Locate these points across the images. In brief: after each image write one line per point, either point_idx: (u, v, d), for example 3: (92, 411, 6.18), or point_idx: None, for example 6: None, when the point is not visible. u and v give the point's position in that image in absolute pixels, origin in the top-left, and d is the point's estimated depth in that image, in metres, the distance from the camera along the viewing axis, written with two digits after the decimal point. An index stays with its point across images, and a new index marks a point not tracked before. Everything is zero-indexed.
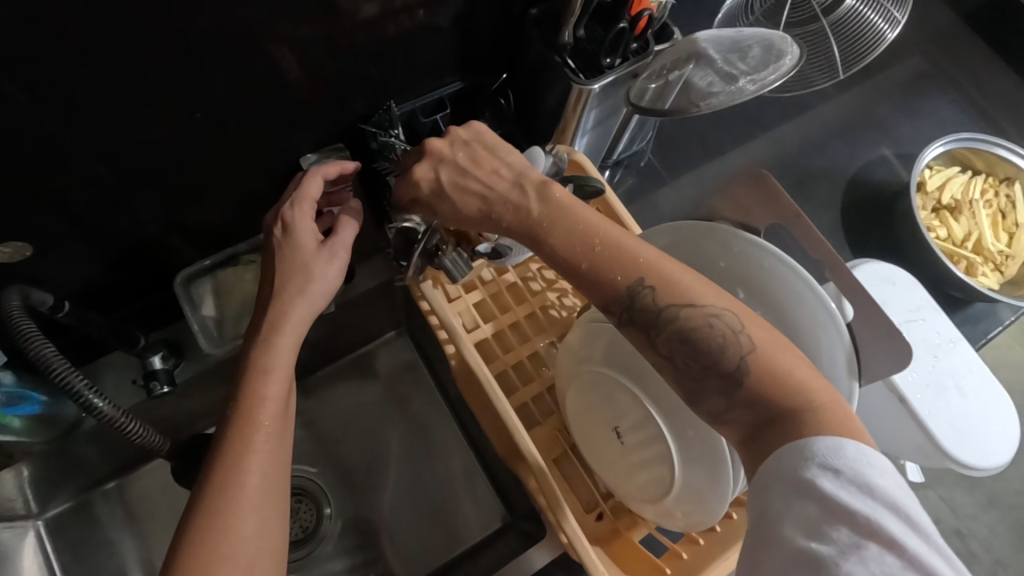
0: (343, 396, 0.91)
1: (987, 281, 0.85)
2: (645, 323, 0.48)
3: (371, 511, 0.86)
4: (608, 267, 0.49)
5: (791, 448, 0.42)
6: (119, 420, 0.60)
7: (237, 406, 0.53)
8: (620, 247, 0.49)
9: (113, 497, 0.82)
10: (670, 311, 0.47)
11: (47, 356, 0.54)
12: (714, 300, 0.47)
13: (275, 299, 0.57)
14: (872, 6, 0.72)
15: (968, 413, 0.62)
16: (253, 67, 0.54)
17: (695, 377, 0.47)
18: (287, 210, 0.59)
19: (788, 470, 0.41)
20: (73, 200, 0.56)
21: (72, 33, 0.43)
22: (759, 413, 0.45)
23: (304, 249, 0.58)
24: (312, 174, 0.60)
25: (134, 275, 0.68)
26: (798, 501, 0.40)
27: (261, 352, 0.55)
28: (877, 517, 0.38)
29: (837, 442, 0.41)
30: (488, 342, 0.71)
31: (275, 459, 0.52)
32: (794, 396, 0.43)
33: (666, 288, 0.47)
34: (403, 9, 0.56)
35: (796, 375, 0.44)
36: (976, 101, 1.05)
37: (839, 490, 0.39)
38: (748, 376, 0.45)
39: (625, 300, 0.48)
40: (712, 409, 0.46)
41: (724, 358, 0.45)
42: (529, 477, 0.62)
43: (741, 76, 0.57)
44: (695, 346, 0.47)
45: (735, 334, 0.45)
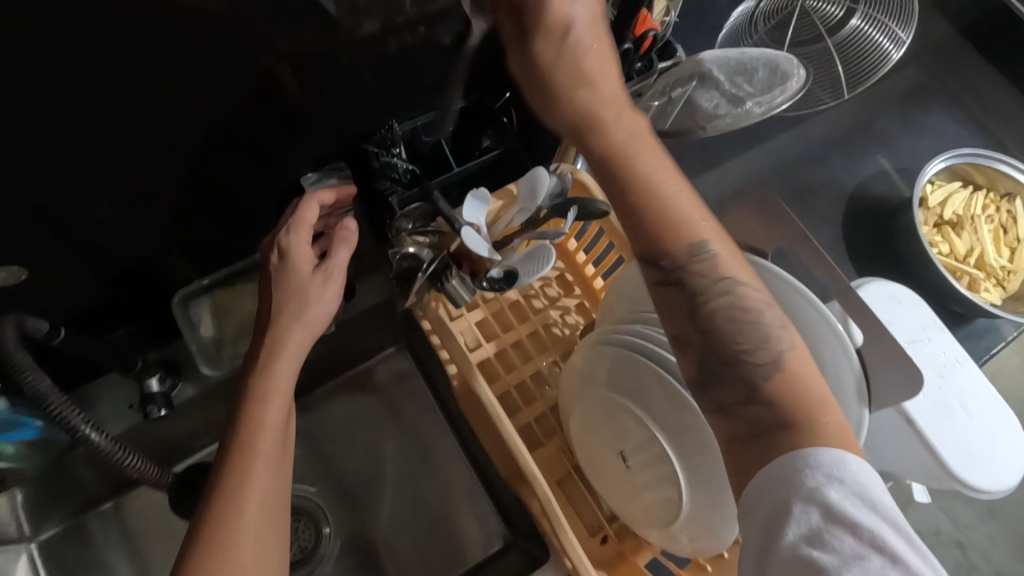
0: (341, 413, 0.90)
1: (989, 297, 0.85)
2: (694, 288, 0.47)
3: (370, 530, 0.84)
4: (669, 224, 0.47)
5: (792, 456, 0.42)
6: (113, 452, 0.61)
7: (236, 432, 0.52)
8: (688, 216, 0.48)
9: (107, 519, 0.80)
10: (722, 286, 0.47)
11: (45, 392, 0.56)
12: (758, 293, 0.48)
13: (276, 324, 0.56)
14: (876, 24, 0.73)
15: (976, 432, 0.61)
16: (252, 85, 0.53)
17: (724, 360, 0.47)
18: (284, 236, 0.58)
19: (795, 479, 0.41)
20: (69, 220, 0.55)
21: (68, 53, 0.43)
22: (773, 416, 0.44)
23: (300, 275, 0.57)
24: (308, 200, 0.59)
25: (129, 294, 0.67)
26: (803, 510, 0.40)
27: (260, 377, 0.54)
28: (876, 527, 0.40)
29: (842, 455, 0.41)
30: (490, 362, 0.70)
31: (275, 487, 0.51)
32: (810, 405, 0.44)
33: (726, 262, 0.47)
34: (406, 27, 0.55)
35: (817, 384, 0.45)
36: (975, 114, 1.05)
37: (844, 501, 0.40)
38: (779, 371, 0.45)
39: (683, 259, 0.47)
40: (724, 399, 0.46)
41: (759, 350, 0.46)
42: (534, 501, 0.61)
43: (746, 99, 0.58)
44: (733, 328, 0.47)
45: (778, 327, 0.46)
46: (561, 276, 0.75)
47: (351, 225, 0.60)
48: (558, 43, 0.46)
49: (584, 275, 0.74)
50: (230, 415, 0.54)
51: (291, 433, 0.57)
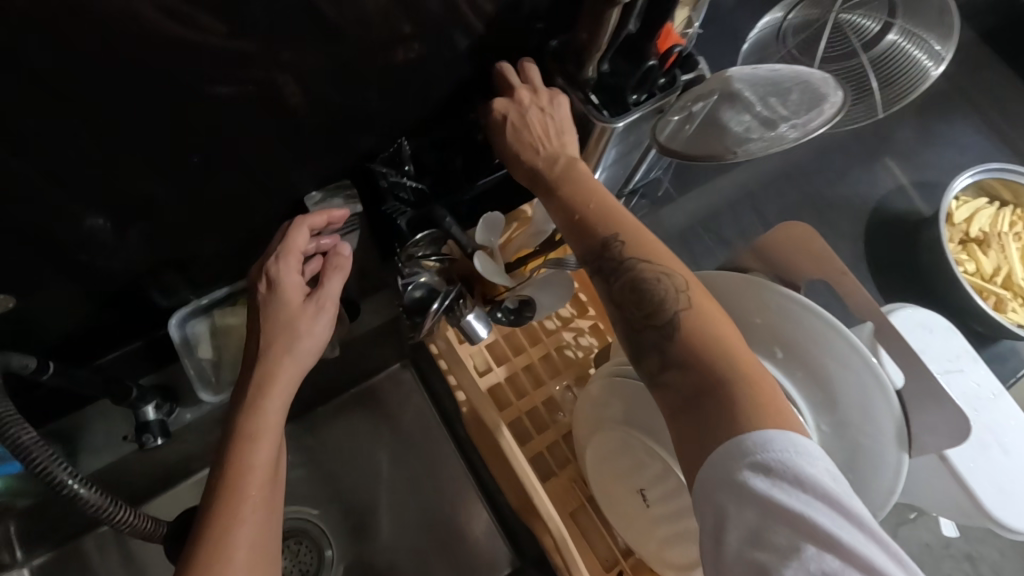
0: (344, 432, 0.87)
1: (1017, 317, 0.82)
2: (608, 270, 0.50)
3: (372, 553, 0.82)
4: (589, 220, 0.53)
5: (724, 450, 0.40)
6: (103, 505, 0.56)
7: (222, 476, 0.49)
8: (602, 210, 0.53)
9: (104, 543, 0.77)
10: (631, 262, 0.50)
11: (26, 443, 0.50)
12: (664, 263, 0.49)
13: (264, 360, 0.53)
14: (913, 40, 0.69)
15: (1011, 471, 0.60)
16: (254, 100, 0.50)
17: (636, 330, 0.48)
18: (272, 264, 0.55)
19: (722, 473, 0.40)
20: (59, 241, 0.52)
21: (54, 68, 0.40)
22: (692, 381, 0.44)
23: (290, 306, 0.55)
24: (299, 225, 0.56)
25: (124, 316, 0.64)
26: (739, 506, 0.39)
27: (246, 417, 0.52)
28: (809, 512, 0.38)
29: (766, 436, 0.40)
30: (501, 387, 0.68)
31: (264, 531, 0.49)
32: (715, 360, 0.43)
33: (635, 245, 0.50)
34: (415, 39, 0.52)
35: (728, 343, 0.45)
36: (1000, 126, 1.02)
37: (775, 490, 0.38)
38: (679, 332, 0.45)
39: (598, 249, 0.51)
40: (649, 369, 0.46)
41: (661, 311, 0.47)
42: (546, 534, 0.58)
43: (780, 121, 0.54)
44: (640, 295, 0.48)
45: (675, 291, 0.47)
46: (575, 296, 0.71)
47: (345, 250, 0.59)
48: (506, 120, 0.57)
49: (598, 295, 0.70)
50: (217, 455, 0.51)
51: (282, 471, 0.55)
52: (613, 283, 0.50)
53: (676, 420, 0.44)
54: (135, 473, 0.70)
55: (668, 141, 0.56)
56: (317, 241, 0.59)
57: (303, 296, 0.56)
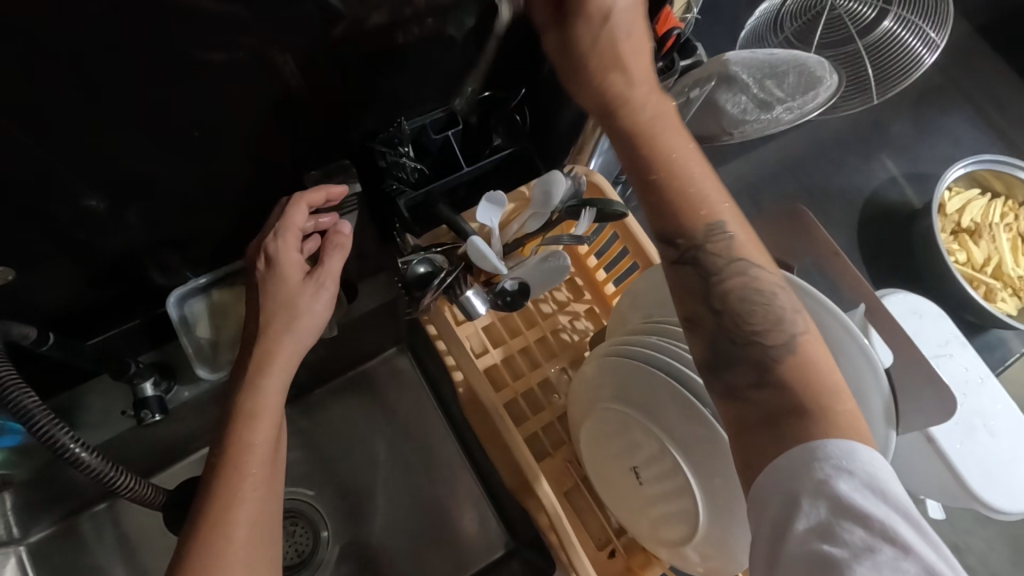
0: (340, 415, 0.88)
1: (1005, 307, 0.84)
2: (709, 269, 0.47)
3: (369, 534, 0.82)
4: (685, 205, 0.47)
5: (804, 449, 0.40)
6: (108, 473, 0.56)
7: (222, 454, 0.50)
8: (708, 198, 0.47)
9: (101, 522, 0.78)
10: (738, 267, 0.47)
11: (32, 410, 0.52)
12: (777, 280, 0.47)
13: (262, 339, 0.54)
14: (909, 27, 0.70)
15: (997, 453, 0.61)
16: (255, 78, 0.50)
17: (737, 340, 0.45)
18: (271, 241, 0.56)
19: (802, 469, 0.40)
20: (57, 216, 0.52)
21: (55, 39, 0.40)
22: (786, 399, 0.43)
23: (289, 284, 0.55)
24: (296, 204, 0.57)
25: (122, 294, 0.65)
26: (813, 502, 0.39)
27: (246, 397, 0.52)
28: (890, 521, 0.38)
29: (852, 445, 0.40)
30: (497, 368, 0.68)
31: (265, 508, 0.49)
32: (815, 387, 0.42)
33: (743, 251, 0.47)
34: (415, 19, 0.52)
35: (834, 370, 0.44)
36: (992, 118, 1.03)
37: (853, 492, 0.38)
38: (793, 355, 0.43)
39: (698, 239, 0.47)
40: (735, 380, 0.44)
41: (773, 329, 0.44)
42: (540, 513, 0.59)
43: (775, 103, 0.56)
44: (750, 309, 0.45)
45: (793, 312, 0.45)
46: (571, 280, 0.72)
47: (345, 229, 0.59)
48: (598, 27, 0.48)
49: (594, 278, 0.71)
50: (216, 434, 0.51)
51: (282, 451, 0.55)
52: (715, 284, 0.46)
53: (758, 430, 0.43)
54: (133, 451, 0.70)
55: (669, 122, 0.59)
56: (316, 219, 0.60)
57: (303, 274, 0.57)
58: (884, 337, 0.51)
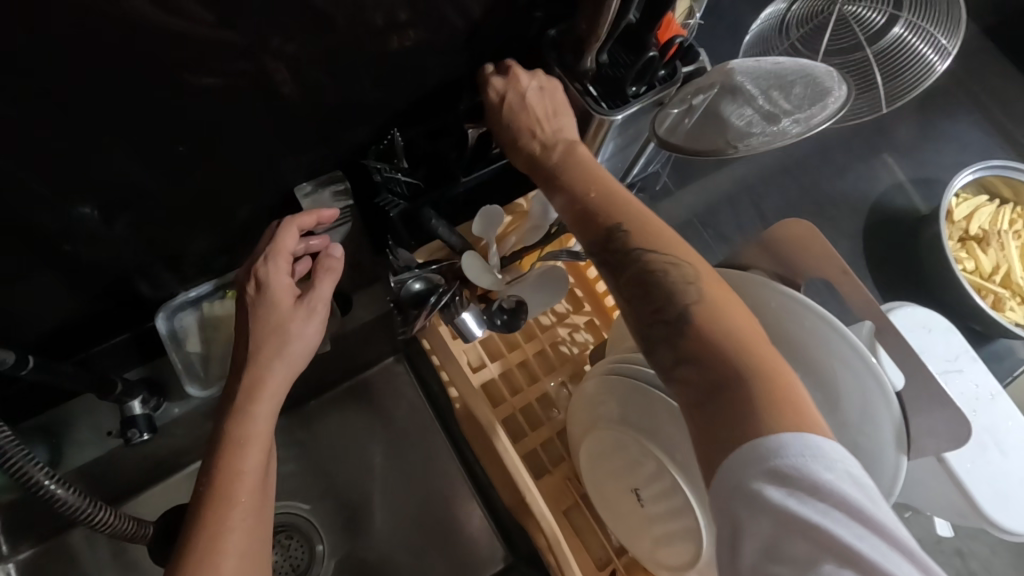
0: (336, 427, 0.86)
1: (1014, 316, 0.81)
2: (614, 261, 0.48)
3: (365, 548, 0.81)
4: (593, 208, 0.50)
5: (737, 456, 0.38)
6: (82, 507, 0.55)
7: (210, 482, 0.48)
8: (610, 198, 0.51)
9: (92, 538, 0.76)
10: (639, 253, 0.47)
11: (4, 445, 0.49)
12: (677, 253, 0.47)
13: (250, 365, 0.52)
14: (918, 34, 0.68)
15: (1008, 473, 0.59)
16: (243, 89, 0.48)
17: (647, 323, 0.46)
18: (261, 266, 0.54)
19: (736, 480, 0.37)
20: (41, 231, 0.51)
21: (32, 52, 0.38)
22: (705, 375, 0.41)
23: (280, 310, 0.53)
24: (288, 227, 0.55)
25: (110, 310, 0.63)
26: (752, 518, 0.37)
27: (235, 423, 0.50)
28: (827, 521, 0.35)
29: (783, 440, 0.37)
30: (495, 383, 0.67)
31: (254, 537, 0.48)
32: (725, 353, 0.41)
33: (641, 233, 0.48)
34: (410, 26, 0.51)
35: (746, 335, 0.42)
36: (1001, 122, 1.01)
37: (788, 499, 0.36)
38: (692, 328, 0.43)
39: (601, 237, 0.49)
40: (661, 363, 0.44)
41: (671, 304, 0.44)
42: (539, 534, 0.58)
43: (782, 116, 0.53)
44: (651, 290, 0.46)
45: (686, 284, 0.45)
46: (570, 292, 0.70)
47: (335, 251, 0.57)
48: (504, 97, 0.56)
49: (594, 290, 0.69)
50: (204, 461, 0.50)
51: (272, 474, 0.54)
52: (624, 276, 0.47)
53: (689, 421, 0.42)
54: (124, 467, 0.69)
55: (666, 134, 0.54)
56: (306, 241, 0.59)
57: (294, 298, 0.55)
58: (895, 359, 0.50)
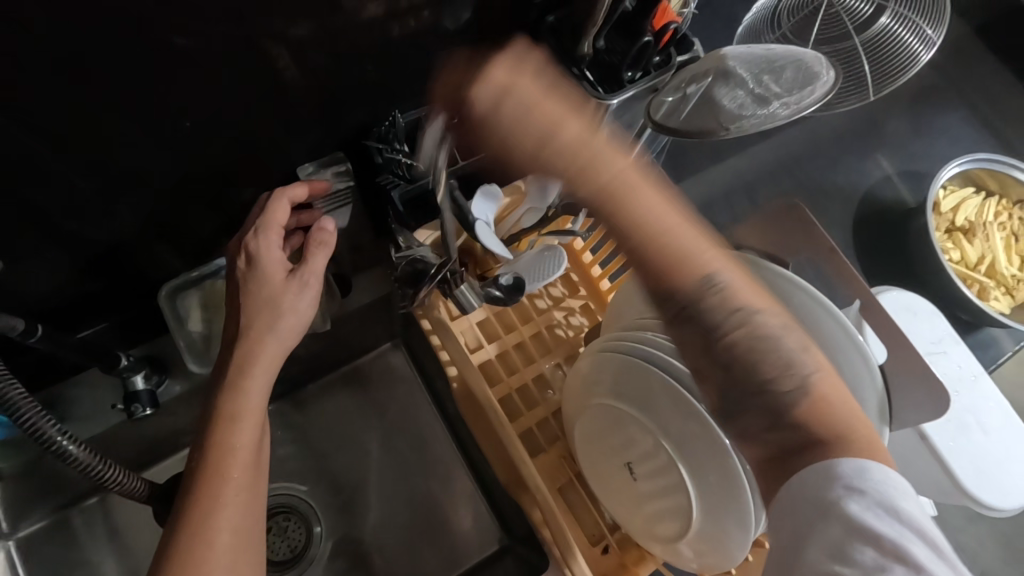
0: (334, 410, 0.87)
1: (998, 305, 0.84)
2: (707, 326, 0.45)
3: (363, 529, 0.82)
4: (674, 260, 0.47)
5: (819, 471, 0.41)
6: (95, 466, 0.56)
7: (204, 457, 0.49)
8: (687, 248, 0.47)
9: (92, 516, 0.77)
10: (742, 317, 0.45)
11: (13, 399, 0.51)
12: (778, 316, 0.46)
13: (242, 340, 0.53)
14: (905, 24, 0.70)
15: (989, 451, 0.62)
16: (249, 68, 0.49)
17: (746, 393, 0.45)
18: (251, 240, 0.55)
19: (815, 490, 0.40)
20: (48, 207, 0.52)
21: (45, 28, 0.39)
22: (800, 437, 0.43)
23: (272, 283, 0.54)
24: (278, 198, 0.57)
25: (113, 287, 0.64)
26: (822, 522, 0.39)
27: (226, 399, 0.51)
28: (902, 540, 0.37)
29: (862, 463, 0.40)
30: (491, 363, 0.68)
31: (248, 512, 0.49)
32: (833, 420, 0.42)
33: (737, 295, 0.46)
34: (411, 11, 0.52)
35: (846, 410, 0.43)
36: (988, 117, 1.03)
37: (865, 512, 0.38)
38: (808, 399, 0.42)
39: (691, 296, 0.46)
40: (751, 426, 0.44)
41: (784, 376, 0.43)
42: (534, 509, 0.59)
43: (773, 98, 0.54)
44: (755, 359, 0.44)
45: (803, 351, 0.44)
46: (566, 277, 0.72)
47: (328, 225, 0.58)
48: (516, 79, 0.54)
49: (589, 275, 0.71)
50: (197, 437, 0.51)
51: (266, 452, 0.55)
52: (715, 341, 0.45)
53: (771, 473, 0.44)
54: (127, 444, 0.70)
55: (663, 119, 0.56)
56: (297, 216, 0.62)
57: (286, 273, 0.56)
58: (880, 336, 0.52)
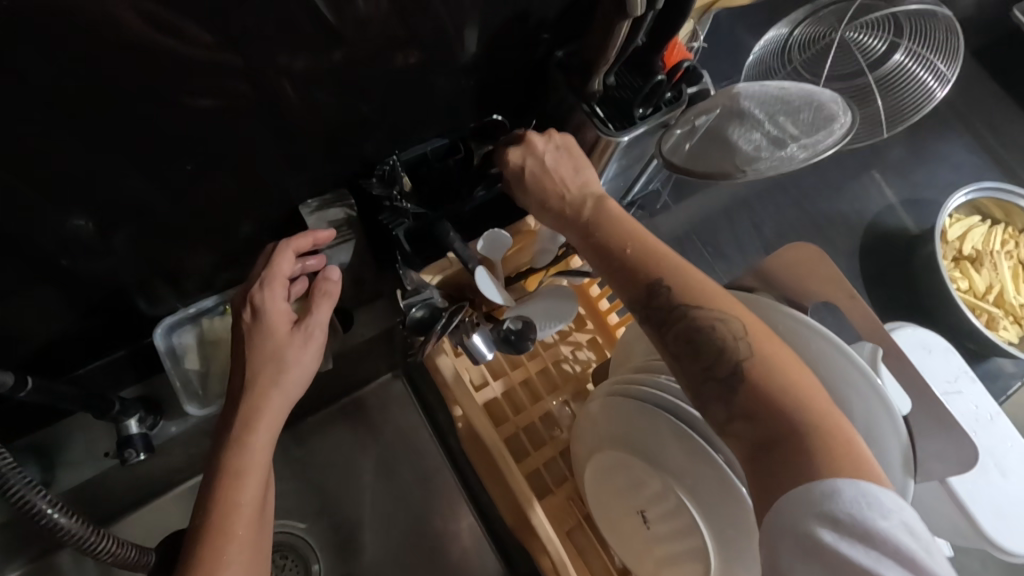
0: (333, 443, 0.85)
1: (1007, 335, 0.83)
2: (657, 320, 0.46)
3: (362, 568, 0.80)
4: (629, 267, 0.48)
5: (794, 496, 0.37)
6: (84, 535, 0.55)
7: (206, 514, 0.47)
8: (648, 253, 0.49)
9: (80, 559, 0.74)
10: (681, 310, 0.45)
11: (4, 471, 0.49)
12: (719, 307, 0.45)
13: (248, 393, 0.51)
14: (919, 61, 0.70)
15: (1008, 494, 0.61)
16: (250, 104, 0.48)
17: (697, 383, 0.44)
18: (257, 292, 0.54)
19: (791, 520, 0.37)
20: (39, 246, 0.50)
21: (39, 68, 0.38)
22: (759, 432, 0.41)
23: (276, 335, 0.53)
24: (284, 250, 0.56)
25: (108, 325, 0.62)
26: (802, 559, 0.36)
27: (231, 454, 0.49)
28: (877, 567, 0.35)
29: (835, 486, 0.37)
30: (497, 401, 0.66)
31: (251, 571, 0.47)
32: (785, 412, 0.40)
33: (685, 290, 0.46)
34: (417, 44, 0.51)
35: (800, 391, 0.41)
36: (990, 143, 1.03)
37: (841, 543, 0.35)
38: (744, 386, 0.41)
39: (642, 297, 0.47)
40: (715, 419, 0.42)
41: (723, 362, 0.43)
42: (543, 556, 0.57)
43: (789, 141, 0.53)
44: (699, 349, 0.44)
45: (734, 340, 0.43)
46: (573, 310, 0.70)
47: (334, 275, 0.57)
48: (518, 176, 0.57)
49: (597, 308, 0.69)
50: (200, 493, 0.49)
51: (270, 505, 0.53)
52: (667, 340, 0.46)
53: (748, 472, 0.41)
54: (119, 487, 0.67)
55: (670, 154, 0.55)
56: (303, 262, 0.59)
57: (290, 325, 0.54)
58: (897, 375, 0.51)
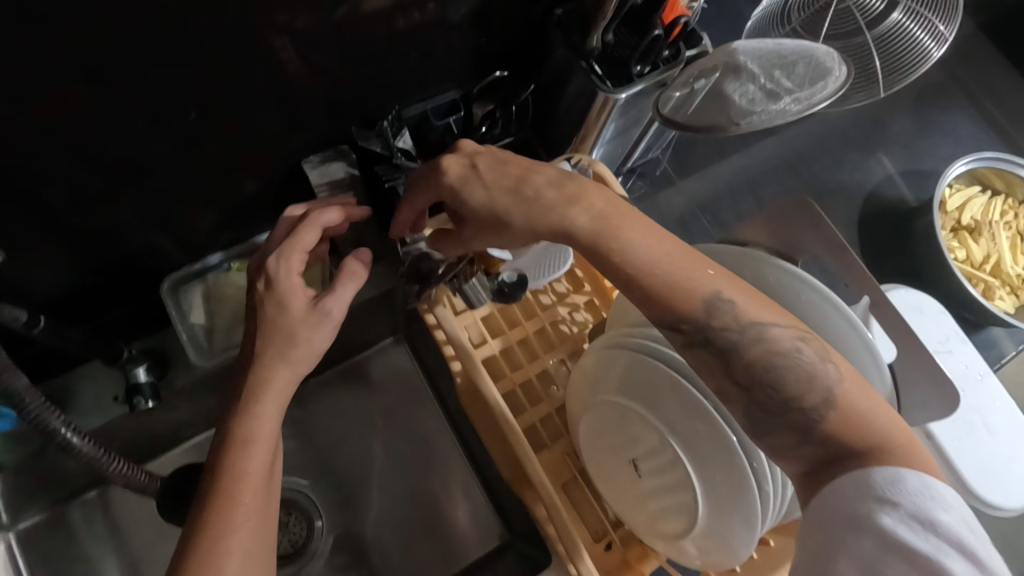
0: (335, 405, 0.87)
1: (1003, 305, 0.83)
2: (723, 345, 0.44)
3: (363, 526, 0.82)
4: (681, 283, 0.44)
5: (853, 482, 0.40)
6: (97, 456, 0.56)
7: (214, 479, 0.46)
8: (690, 265, 0.45)
9: (92, 510, 0.77)
10: (753, 330, 0.44)
11: (19, 391, 0.50)
12: (796, 325, 0.44)
13: (256, 365, 0.50)
14: (917, 20, 0.70)
15: (993, 450, 0.63)
16: (253, 61, 0.49)
17: (772, 409, 0.43)
18: (273, 262, 0.52)
19: (847, 503, 0.39)
20: (49, 199, 0.51)
21: (48, 19, 0.38)
22: (834, 450, 0.42)
23: (292, 311, 0.51)
24: (308, 224, 0.54)
25: (117, 280, 0.64)
26: (854, 536, 0.38)
27: (239, 422, 0.48)
28: (938, 555, 0.36)
29: (897, 474, 0.39)
30: (494, 358, 0.68)
31: (259, 538, 0.46)
32: (869, 433, 0.41)
33: (749, 308, 0.44)
34: (416, 5, 0.51)
35: (881, 418, 0.42)
36: (994, 116, 1.03)
37: (898, 525, 0.37)
38: (835, 413, 0.42)
39: (701, 318, 0.44)
40: (781, 442, 0.43)
41: (810, 390, 0.42)
42: (537, 504, 0.58)
43: (783, 94, 0.54)
44: (776, 376, 0.43)
45: (823, 362, 0.43)
46: (571, 273, 0.72)
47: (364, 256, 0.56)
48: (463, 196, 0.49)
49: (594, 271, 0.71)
50: (209, 458, 0.48)
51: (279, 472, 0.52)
52: (733, 368, 0.44)
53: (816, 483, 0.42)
54: (128, 438, 0.69)
55: (669, 114, 0.56)
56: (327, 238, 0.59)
57: (308, 302, 0.52)
58: (888, 330, 0.52)
